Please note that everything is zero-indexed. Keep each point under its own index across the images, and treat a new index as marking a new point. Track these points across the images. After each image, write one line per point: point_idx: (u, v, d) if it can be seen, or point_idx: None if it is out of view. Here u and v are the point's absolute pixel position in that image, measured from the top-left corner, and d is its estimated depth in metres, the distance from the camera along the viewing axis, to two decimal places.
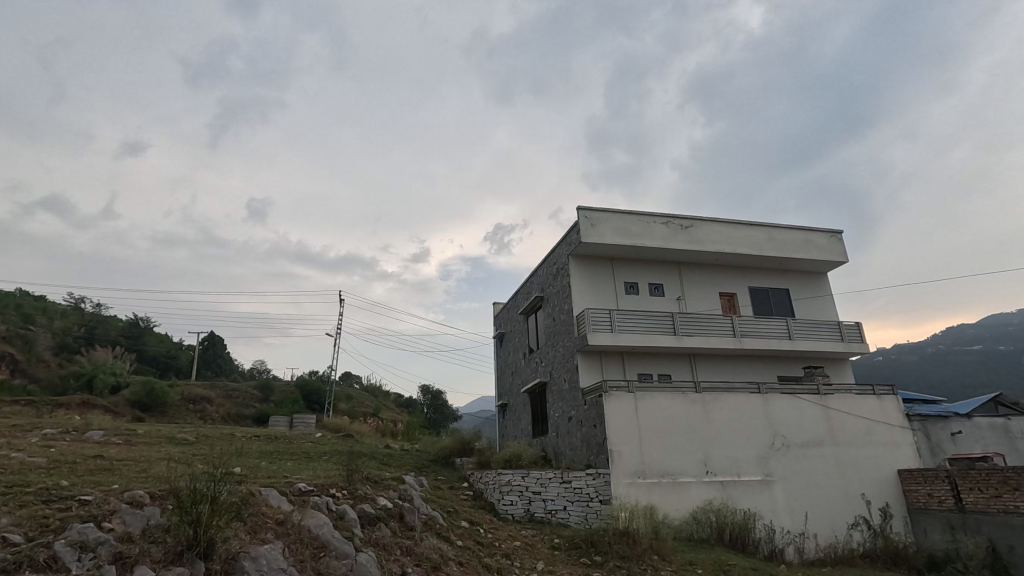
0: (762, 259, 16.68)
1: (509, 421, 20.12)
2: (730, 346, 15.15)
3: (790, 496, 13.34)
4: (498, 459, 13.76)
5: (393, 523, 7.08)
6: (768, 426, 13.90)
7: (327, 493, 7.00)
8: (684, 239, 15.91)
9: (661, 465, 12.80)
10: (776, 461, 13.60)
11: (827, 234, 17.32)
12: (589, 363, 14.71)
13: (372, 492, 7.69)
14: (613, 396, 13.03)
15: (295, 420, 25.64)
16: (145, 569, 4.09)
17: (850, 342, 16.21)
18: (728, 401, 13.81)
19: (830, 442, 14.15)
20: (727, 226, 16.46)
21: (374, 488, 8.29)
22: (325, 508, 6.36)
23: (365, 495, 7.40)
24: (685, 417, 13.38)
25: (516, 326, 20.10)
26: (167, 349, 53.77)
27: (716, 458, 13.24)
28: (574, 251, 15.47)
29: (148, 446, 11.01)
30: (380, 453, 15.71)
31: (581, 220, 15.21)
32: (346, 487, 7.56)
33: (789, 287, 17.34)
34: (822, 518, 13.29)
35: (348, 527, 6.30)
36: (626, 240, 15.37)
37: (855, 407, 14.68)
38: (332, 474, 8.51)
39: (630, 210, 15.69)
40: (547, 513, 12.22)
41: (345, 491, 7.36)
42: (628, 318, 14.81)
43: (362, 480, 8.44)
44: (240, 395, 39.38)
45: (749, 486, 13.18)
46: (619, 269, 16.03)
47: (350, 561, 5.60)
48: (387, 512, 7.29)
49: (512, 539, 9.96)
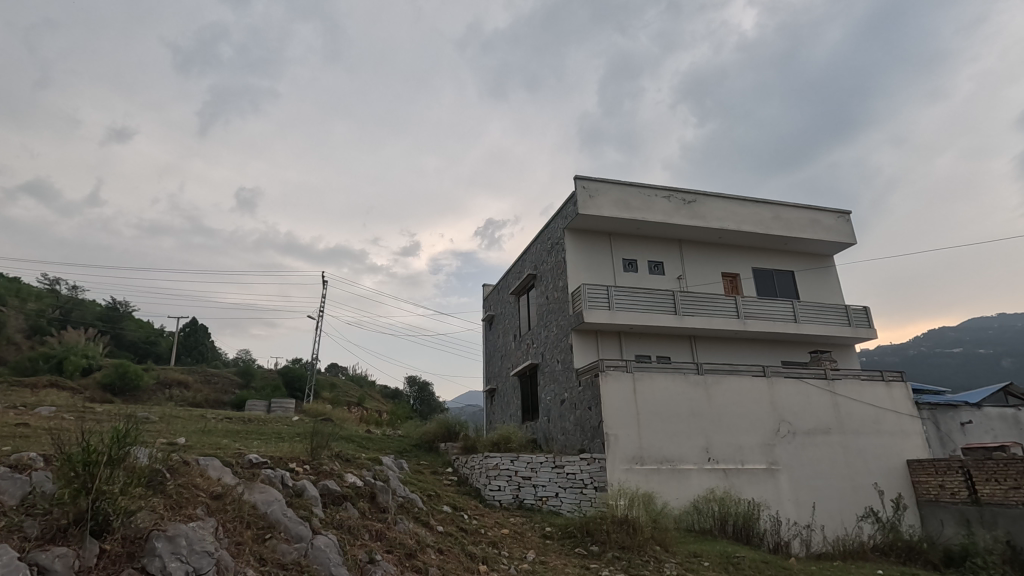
0: (767, 238, 15.82)
1: (497, 406, 19.21)
2: (733, 328, 14.31)
3: (796, 486, 12.52)
4: (485, 442, 12.78)
5: (362, 503, 6.05)
6: (773, 411, 13.07)
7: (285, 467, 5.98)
8: (687, 214, 15.00)
9: (660, 451, 11.91)
10: (781, 449, 12.77)
11: (835, 214, 16.51)
12: (585, 342, 13.77)
13: (338, 470, 6.69)
14: (610, 376, 12.12)
15: (274, 405, 24.52)
16: (7, 548, 3.07)
17: (857, 327, 15.41)
18: (732, 384, 12.96)
19: (838, 430, 13.36)
20: (732, 202, 15.58)
21: (343, 466, 7.26)
22: (278, 483, 5.34)
23: (330, 472, 6.38)
24: (686, 400, 12.50)
25: (506, 307, 19.16)
26: (146, 334, 52.16)
27: (718, 444, 12.37)
28: (570, 224, 14.51)
29: (97, 421, 9.92)
30: (359, 437, 14.68)
31: (579, 190, 14.24)
32: (308, 462, 6.53)
33: (794, 269, 16.52)
34: (829, 510, 12.50)
35: (308, 506, 5.30)
36: (626, 212, 14.44)
37: (863, 394, 13.90)
38: (296, 450, 7.49)
39: (630, 181, 14.74)
40: (537, 500, 11.29)
41: (307, 466, 6.35)
42: (626, 295, 13.90)
43: (330, 457, 7.43)
44: (220, 381, 38.13)
45: (752, 474, 12.34)
46: (618, 245, 15.09)
47: (304, 545, 4.60)
48: (356, 490, 6.27)
49: (500, 527, 8.98)
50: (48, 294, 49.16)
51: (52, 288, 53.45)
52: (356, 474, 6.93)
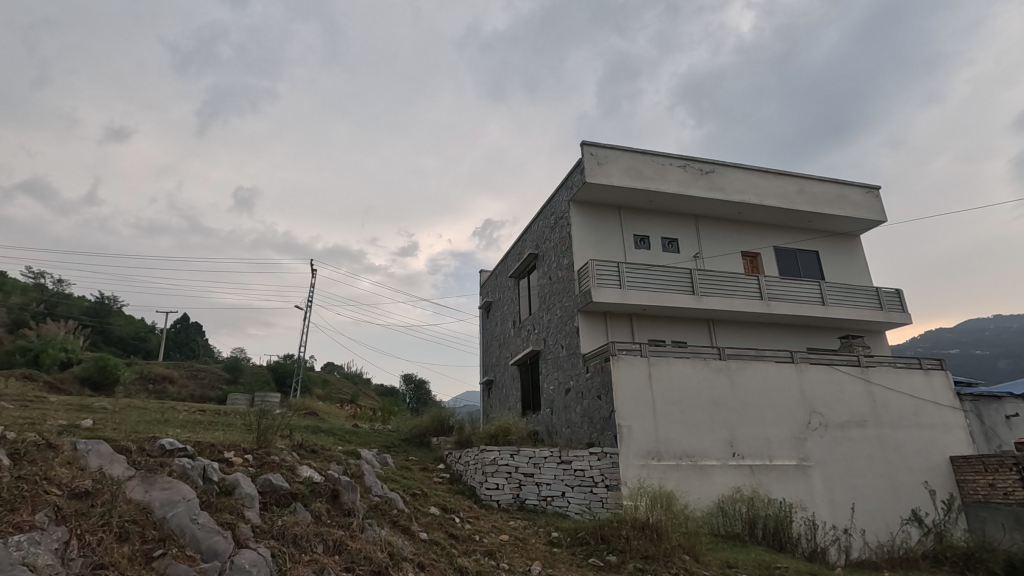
0: (791, 214, 14.45)
1: (495, 399, 17.79)
2: (757, 310, 12.94)
3: (831, 484, 11.14)
4: (481, 435, 11.37)
5: (319, 504, 4.63)
6: (804, 402, 11.69)
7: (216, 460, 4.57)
8: (705, 185, 13.63)
9: (679, 445, 10.52)
10: (812, 443, 11.39)
11: (863, 189, 15.15)
12: (593, 325, 12.39)
13: (294, 462, 5.27)
14: (622, 360, 10.73)
15: (259, 399, 23.03)
16: None
17: (890, 311, 14.05)
18: (758, 371, 11.58)
19: (874, 422, 11.99)
20: (753, 174, 14.21)
21: (306, 459, 5.85)
22: (191, 477, 3.90)
23: (282, 463, 4.99)
24: (707, 389, 11.11)
25: (505, 292, 17.76)
26: (135, 329, 50.54)
27: (743, 438, 10.98)
28: (576, 195, 13.13)
29: (30, 409, 8.51)
30: (343, 430, 13.30)
31: (586, 156, 12.86)
32: (252, 452, 5.12)
33: (818, 249, 15.16)
34: (869, 512, 11.13)
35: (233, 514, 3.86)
36: (638, 182, 13.06)
37: (900, 383, 12.54)
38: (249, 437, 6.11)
39: (643, 149, 13.35)
40: (541, 500, 9.90)
41: (252, 456, 4.96)
42: (639, 273, 12.51)
43: (288, 449, 6.03)
44: (207, 376, 36.60)
45: (782, 472, 10.95)
46: (628, 219, 13.71)
47: (216, 566, 3.21)
48: (313, 488, 4.87)
49: (498, 533, 7.59)
50: (33, 288, 47.48)
51: (38, 282, 51.65)
52: (318, 469, 5.51)
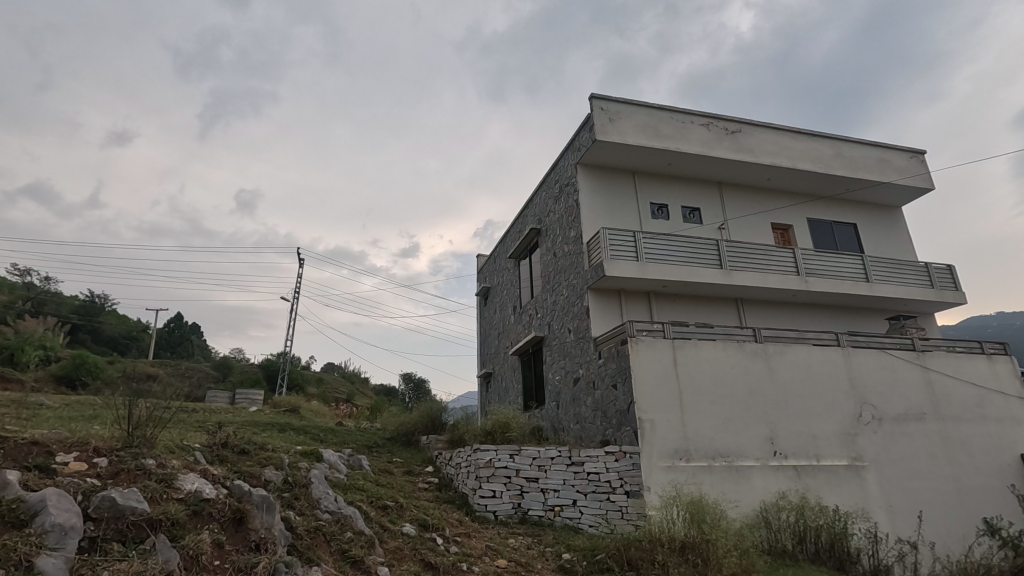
0: (827, 181, 12.73)
1: (493, 393, 16.12)
2: (793, 287, 11.25)
3: (888, 488, 9.44)
4: (476, 432, 9.72)
5: (197, 539, 3.32)
6: (853, 391, 9.98)
7: (26, 471, 3.42)
8: (731, 146, 11.93)
9: (710, 442, 8.82)
10: (865, 440, 9.68)
11: (907, 153, 13.41)
12: (605, 304, 10.70)
13: (176, 468, 3.93)
14: (642, 343, 9.03)
15: (242, 396, 21.38)
16: None
17: (942, 289, 12.34)
18: (799, 355, 9.88)
19: (933, 415, 10.28)
20: (785, 135, 12.50)
21: (216, 468, 4.31)
22: None
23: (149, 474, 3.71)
24: (741, 376, 9.42)
25: (504, 275, 16.07)
26: (127, 328, 49.02)
27: (786, 434, 9.28)
28: (584, 157, 11.42)
29: None
30: (320, 429, 11.68)
31: (595, 111, 11.16)
32: (111, 456, 3.79)
33: (856, 222, 13.45)
34: (934, 521, 9.47)
35: None
36: (655, 141, 11.36)
37: (961, 369, 10.81)
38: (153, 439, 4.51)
39: (660, 104, 11.66)
40: (548, 511, 8.21)
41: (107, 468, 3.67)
42: (658, 245, 10.82)
43: (197, 455, 4.42)
44: (195, 374, 35.01)
45: (832, 474, 9.23)
46: (644, 186, 12.03)
47: None
48: (194, 510, 3.55)
49: (493, 557, 5.92)
50: (20, 286, 45.77)
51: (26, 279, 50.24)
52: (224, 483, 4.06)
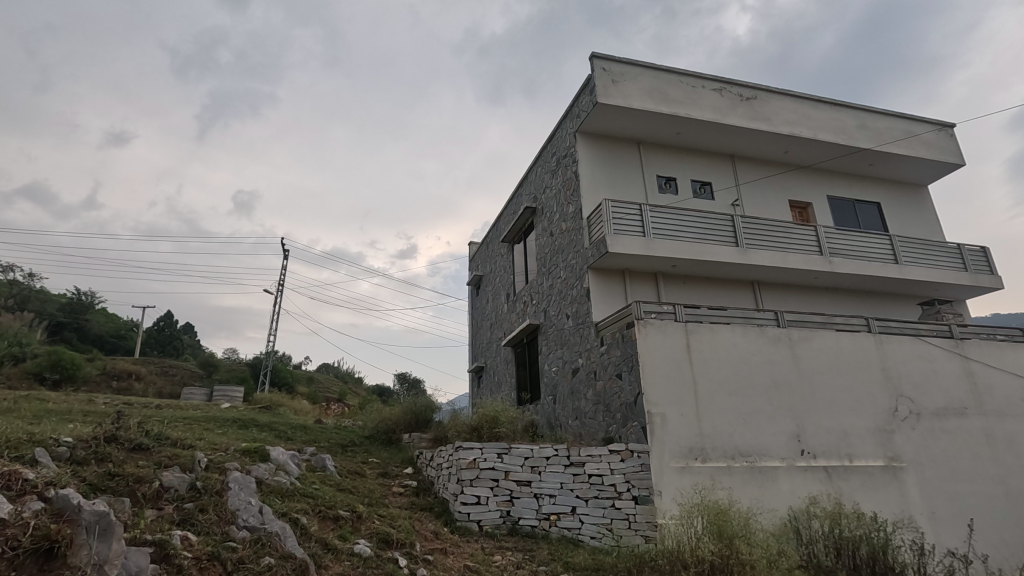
0: (850, 154, 11.60)
1: (485, 387, 14.94)
2: (816, 269, 10.11)
3: (930, 492, 8.31)
4: (462, 427, 8.56)
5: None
6: (887, 383, 8.83)
7: None
8: (746, 113, 10.79)
9: (729, 441, 7.66)
10: (902, 438, 8.54)
11: (935, 126, 12.26)
12: (608, 285, 9.55)
13: None
14: (651, 326, 7.87)
15: (220, 394, 20.15)
16: None
17: (977, 273, 11.20)
18: (828, 342, 8.72)
19: (976, 410, 9.14)
20: (804, 103, 11.34)
21: (47, 471, 3.41)
22: None
23: None
24: (763, 365, 8.26)
25: (497, 262, 14.88)
26: (112, 326, 47.67)
27: (815, 431, 8.13)
28: (584, 124, 10.26)
29: None
30: (290, 426, 10.47)
31: (596, 71, 9.98)
32: None
33: (879, 200, 12.33)
34: (983, 530, 8.35)
35: None
36: (663, 106, 10.20)
37: (1005, 360, 9.66)
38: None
39: (667, 66, 10.50)
40: (542, 520, 7.04)
41: None
42: (667, 219, 9.67)
43: (37, 459, 3.49)
44: (179, 372, 33.70)
45: (867, 476, 8.10)
46: (649, 158, 10.88)
47: None
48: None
49: None
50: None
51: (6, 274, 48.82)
52: (41, 495, 3.15)
